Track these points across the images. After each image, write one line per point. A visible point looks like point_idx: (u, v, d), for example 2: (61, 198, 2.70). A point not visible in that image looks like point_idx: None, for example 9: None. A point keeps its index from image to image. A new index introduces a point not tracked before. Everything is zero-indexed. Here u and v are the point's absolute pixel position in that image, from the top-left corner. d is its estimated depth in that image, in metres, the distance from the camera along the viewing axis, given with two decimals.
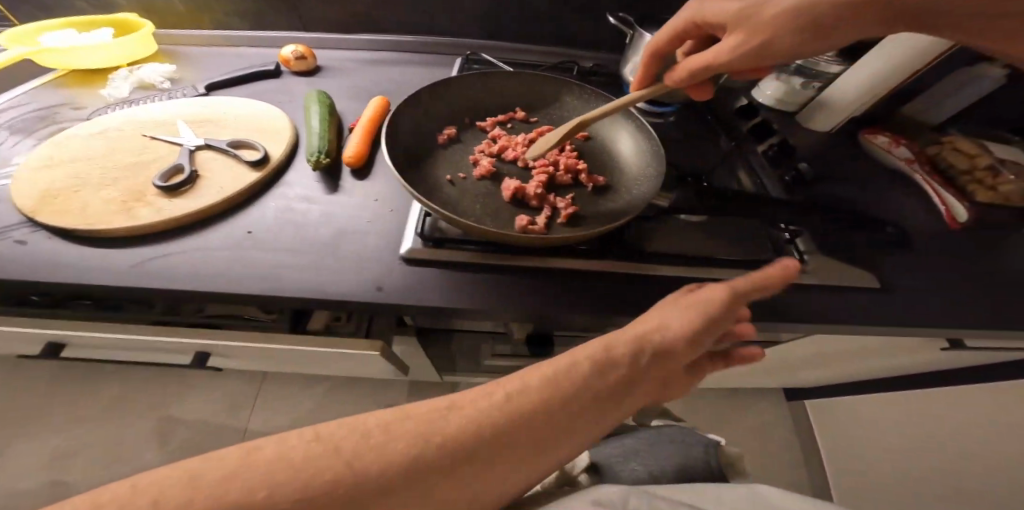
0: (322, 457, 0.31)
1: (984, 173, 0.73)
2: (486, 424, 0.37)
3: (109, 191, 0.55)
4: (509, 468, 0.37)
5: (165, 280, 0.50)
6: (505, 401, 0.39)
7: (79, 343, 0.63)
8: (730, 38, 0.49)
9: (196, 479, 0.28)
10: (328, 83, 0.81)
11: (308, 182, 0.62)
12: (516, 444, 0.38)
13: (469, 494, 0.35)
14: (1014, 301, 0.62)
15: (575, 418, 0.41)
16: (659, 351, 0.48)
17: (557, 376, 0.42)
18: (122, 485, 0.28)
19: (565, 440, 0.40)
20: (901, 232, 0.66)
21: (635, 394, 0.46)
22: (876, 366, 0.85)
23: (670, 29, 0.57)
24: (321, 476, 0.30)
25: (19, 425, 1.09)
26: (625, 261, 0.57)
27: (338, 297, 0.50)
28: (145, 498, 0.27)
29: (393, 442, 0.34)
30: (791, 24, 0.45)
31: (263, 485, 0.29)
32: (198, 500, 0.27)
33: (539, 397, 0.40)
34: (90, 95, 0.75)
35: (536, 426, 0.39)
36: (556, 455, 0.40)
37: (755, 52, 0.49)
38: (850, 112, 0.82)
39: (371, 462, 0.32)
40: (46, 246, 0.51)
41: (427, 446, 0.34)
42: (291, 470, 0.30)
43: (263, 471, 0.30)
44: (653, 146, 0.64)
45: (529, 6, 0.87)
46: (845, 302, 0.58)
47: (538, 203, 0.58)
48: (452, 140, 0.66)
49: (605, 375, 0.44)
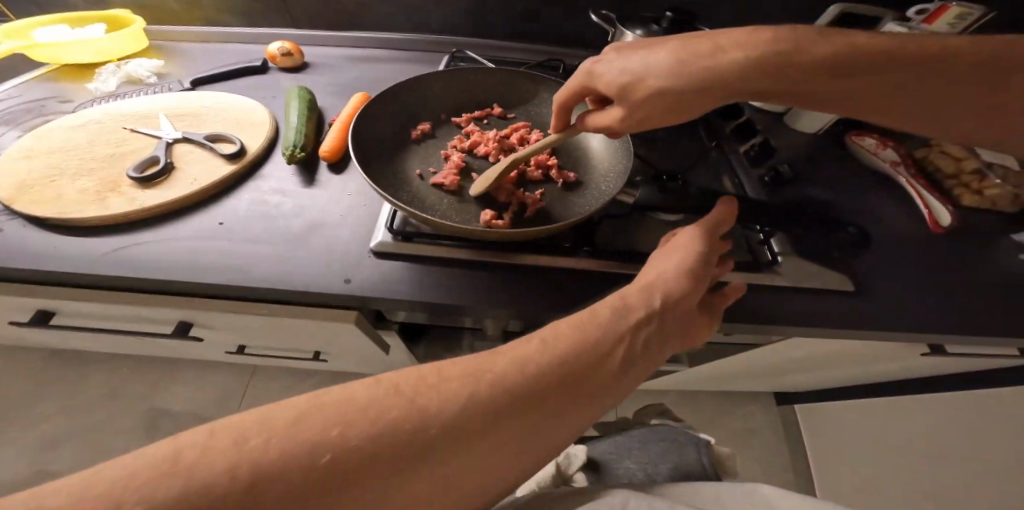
0: (387, 398, 0.29)
1: (970, 177, 0.76)
2: (532, 364, 0.35)
3: (84, 181, 0.56)
4: (553, 415, 0.34)
5: (136, 269, 0.51)
6: (546, 344, 0.37)
7: (68, 313, 0.60)
8: (626, 106, 0.49)
9: (272, 421, 0.27)
10: (314, 79, 0.82)
11: (283, 175, 0.63)
12: (533, 405, 0.33)
13: (510, 441, 0.32)
14: (1003, 307, 0.62)
15: (613, 364, 0.38)
16: (672, 295, 0.46)
17: (584, 322, 0.40)
18: (200, 429, 0.26)
19: (606, 388, 0.37)
20: (863, 231, 0.63)
21: (657, 341, 0.43)
22: (863, 370, 0.84)
23: (568, 90, 0.53)
24: (389, 415, 0.29)
25: (15, 415, 1.11)
26: (598, 259, 0.55)
27: (305, 289, 0.51)
28: (226, 438, 0.25)
29: (448, 382, 0.32)
30: (679, 98, 0.46)
31: (337, 424, 0.27)
32: (276, 439, 0.25)
33: (574, 340, 0.38)
34: (79, 89, 0.76)
35: (553, 382, 0.35)
36: (577, 412, 0.36)
37: (650, 121, 0.49)
38: (837, 114, 0.82)
39: (431, 401, 0.30)
40: (20, 234, 0.52)
41: (482, 387, 0.32)
42: (357, 412, 0.28)
43: (334, 411, 0.28)
44: (625, 143, 0.64)
45: (516, 4, 0.87)
46: (819, 303, 0.58)
47: (507, 198, 0.59)
48: (426, 136, 0.67)
49: (626, 318, 0.42)
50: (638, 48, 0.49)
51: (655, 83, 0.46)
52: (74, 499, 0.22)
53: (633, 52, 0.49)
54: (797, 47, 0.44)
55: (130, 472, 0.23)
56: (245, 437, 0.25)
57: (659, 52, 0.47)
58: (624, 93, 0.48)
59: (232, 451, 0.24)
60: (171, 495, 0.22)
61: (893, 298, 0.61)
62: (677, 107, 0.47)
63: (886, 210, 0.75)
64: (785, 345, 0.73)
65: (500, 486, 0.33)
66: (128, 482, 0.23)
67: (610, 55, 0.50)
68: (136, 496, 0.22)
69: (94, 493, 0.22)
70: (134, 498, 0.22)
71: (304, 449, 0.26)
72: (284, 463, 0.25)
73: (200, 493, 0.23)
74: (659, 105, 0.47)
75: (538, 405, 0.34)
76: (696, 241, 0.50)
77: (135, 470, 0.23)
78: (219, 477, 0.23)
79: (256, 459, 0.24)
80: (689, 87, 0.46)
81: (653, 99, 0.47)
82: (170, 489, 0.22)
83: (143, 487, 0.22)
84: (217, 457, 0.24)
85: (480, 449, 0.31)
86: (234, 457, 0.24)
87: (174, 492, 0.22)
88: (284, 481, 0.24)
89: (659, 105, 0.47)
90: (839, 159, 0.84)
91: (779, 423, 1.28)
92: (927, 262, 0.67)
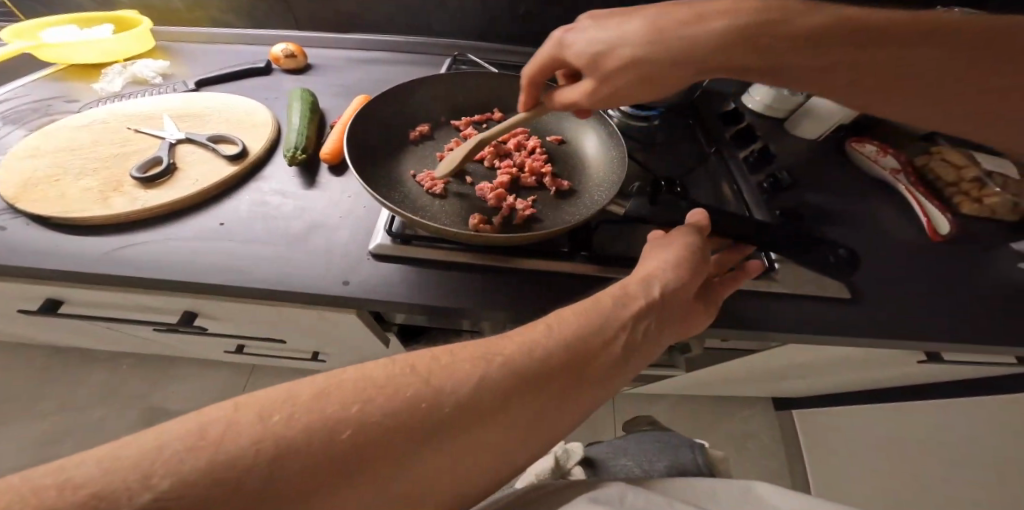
0: (401, 377, 0.30)
1: (970, 185, 0.76)
2: (539, 348, 0.35)
3: (88, 180, 0.57)
4: (558, 400, 0.34)
5: (136, 268, 0.51)
6: (551, 329, 0.37)
7: (79, 301, 0.62)
8: (597, 77, 0.48)
9: (295, 396, 0.27)
10: (316, 81, 0.82)
11: (284, 177, 0.63)
12: (539, 386, 0.34)
13: (517, 425, 0.32)
14: (999, 315, 0.62)
15: (616, 351, 0.39)
16: (675, 283, 0.46)
17: (587, 308, 0.40)
18: (225, 404, 0.26)
19: (609, 375, 0.38)
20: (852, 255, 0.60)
21: (660, 327, 0.43)
22: (860, 376, 0.84)
23: (538, 62, 0.53)
24: (404, 393, 0.29)
25: (18, 410, 1.12)
26: (595, 264, 0.55)
27: (304, 290, 0.51)
28: (250, 412, 0.26)
29: (459, 363, 0.32)
30: (654, 66, 0.46)
31: (356, 401, 0.28)
32: (298, 415, 0.26)
33: (578, 326, 0.38)
34: (85, 89, 0.77)
35: (557, 364, 0.35)
36: (581, 396, 0.36)
37: (623, 94, 0.48)
38: (838, 120, 0.83)
39: (444, 382, 0.31)
40: (25, 232, 0.53)
41: (492, 368, 0.33)
42: (374, 389, 0.29)
43: (352, 389, 0.28)
44: (619, 151, 0.65)
45: (518, 8, 0.87)
46: (815, 310, 0.59)
47: (499, 203, 0.59)
48: (424, 138, 0.68)
49: (630, 304, 0.42)
50: (612, 17, 0.48)
51: (628, 51, 0.46)
52: (109, 470, 0.22)
53: (609, 22, 0.48)
54: (785, 15, 0.42)
55: (158, 446, 0.23)
56: (268, 413, 0.26)
57: (632, 21, 0.46)
58: (597, 61, 0.47)
59: (257, 424, 0.25)
60: (198, 467, 0.23)
61: (889, 305, 0.61)
62: (654, 74, 0.46)
63: (884, 217, 0.75)
64: (781, 350, 0.73)
65: (507, 472, 0.32)
66: (158, 453, 0.23)
67: (585, 23, 0.49)
68: (165, 468, 0.22)
69: (125, 464, 0.22)
70: (162, 470, 0.22)
71: (324, 426, 0.26)
72: (306, 436, 0.25)
73: (228, 464, 0.23)
74: (630, 77, 0.47)
75: (544, 389, 0.34)
76: (696, 231, 0.51)
77: (165, 442, 0.23)
78: (245, 449, 0.24)
79: (281, 433, 0.25)
80: (665, 54, 0.45)
81: (625, 68, 0.46)
82: (197, 462, 0.23)
83: (173, 458, 0.23)
84: (242, 431, 0.24)
85: (489, 431, 0.31)
86: (258, 431, 0.25)
87: (201, 464, 0.23)
88: (304, 457, 0.25)
89: (635, 72, 0.46)
90: (837, 165, 0.84)
91: (776, 428, 1.28)
92: (925, 270, 0.67)
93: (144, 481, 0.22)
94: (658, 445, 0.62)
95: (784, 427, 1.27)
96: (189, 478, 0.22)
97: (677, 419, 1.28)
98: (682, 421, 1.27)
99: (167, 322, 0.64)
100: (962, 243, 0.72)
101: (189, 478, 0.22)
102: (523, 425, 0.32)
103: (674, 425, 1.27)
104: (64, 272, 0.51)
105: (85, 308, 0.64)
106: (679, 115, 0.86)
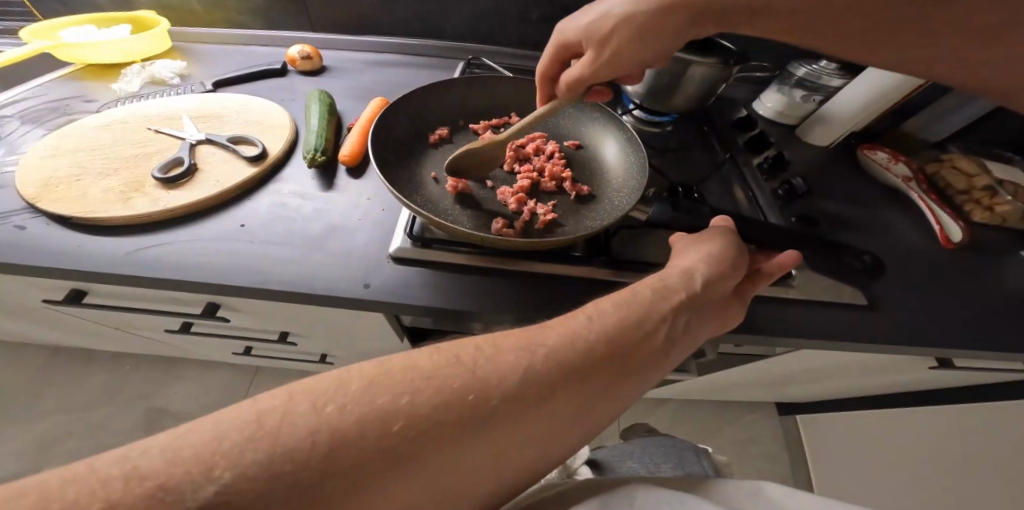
0: (446, 370, 0.32)
1: (982, 193, 0.76)
2: (580, 341, 0.36)
3: (109, 181, 0.58)
4: (601, 393, 0.36)
5: (161, 270, 0.51)
6: (591, 321, 0.39)
7: (102, 292, 0.62)
8: (595, 44, 0.52)
9: (347, 386, 0.29)
10: (332, 83, 0.83)
11: (302, 178, 0.64)
12: (579, 377, 0.35)
13: (562, 416, 0.33)
14: (1014, 326, 0.62)
15: (655, 344, 0.40)
16: (710, 279, 0.47)
17: (627, 301, 0.42)
18: (277, 395, 0.28)
19: (649, 368, 0.39)
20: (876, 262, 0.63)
21: (695, 321, 0.44)
22: (869, 383, 0.84)
23: (544, 56, 0.58)
24: (452, 384, 0.31)
25: (26, 408, 1.13)
26: (613, 269, 0.55)
27: (326, 292, 0.52)
28: (304, 402, 0.28)
29: (505, 355, 0.34)
30: (651, 19, 0.49)
31: (405, 393, 0.29)
32: (350, 406, 0.28)
33: (619, 318, 0.40)
34: (102, 89, 0.78)
35: (600, 354, 0.37)
36: (625, 387, 0.37)
37: (632, 52, 0.52)
38: (849, 128, 0.83)
39: (490, 374, 0.32)
40: (46, 232, 0.54)
41: (537, 360, 0.34)
42: (422, 381, 0.30)
43: (400, 380, 0.30)
44: (640, 156, 0.65)
45: (532, 12, 0.88)
46: (830, 317, 0.59)
47: (520, 207, 0.59)
48: (443, 141, 0.68)
49: (668, 299, 0.44)
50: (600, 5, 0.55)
51: (620, 10, 0.50)
52: (172, 460, 0.24)
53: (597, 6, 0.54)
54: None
55: (218, 436, 0.26)
56: (322, 404, 0.28)
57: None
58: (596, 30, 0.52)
59: (312, 414, 0.27)
60: (257, 461, 0.25)
61: (904, 313, 0.62)
62: (648, 27, 0.49)
63: (897, 225, 0.75)
64: (791, 355, 0.74)
65: (552, 458, 0.34)
66: (218, 444, 0.25)
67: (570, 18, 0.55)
68: (225, 460, 0.24)
69: (187, 456, 0.24)
70: (223, 463, 0.24)
71: (376, 416, 0.28)
72: (359, 427, 0.27)
73: (286, 457, 0.25)
74: (629, 33, 0.50)
75: (586, 381, 0.35)
76: (729, 231, 0.53)
77: (222, 435, 0.26)
78: (301, 441, 0.26)
79: (333, 424, 0.27)
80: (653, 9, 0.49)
81: (623, 26, 0.50)
82: (255, 456, 0.25)
83: (232, 450, 0.25)
84: (298, 422, 0.26)
85: (538, 420, 0.32)
86: (313, 421, 0.27)
87: (259, 458, 0.25)
88: (360, 447, 0.27)
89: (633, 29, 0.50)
90: (850, 171, 0.84)
91: (781, 432, 1.28)
92: (939, 278, 0.67)
93: (206, 474, 0.24)
94: (664, 448, 0.63)
95: (788, 431, 1.27)
96: (248, 471, 0.24)
97: (681, 422, 1.27)
98: (687, 425, 1.27)
99: (192, 314, 0.64)
100: (976, 251, 0.72)
101: (248, 473, 0.24)
102: (568, 415, 0.34)
103: (678, 429, 1.27)
104: (88, 269, 0.51)
105: (109, 299, 0.63)
106: (693, 121, 0.87)
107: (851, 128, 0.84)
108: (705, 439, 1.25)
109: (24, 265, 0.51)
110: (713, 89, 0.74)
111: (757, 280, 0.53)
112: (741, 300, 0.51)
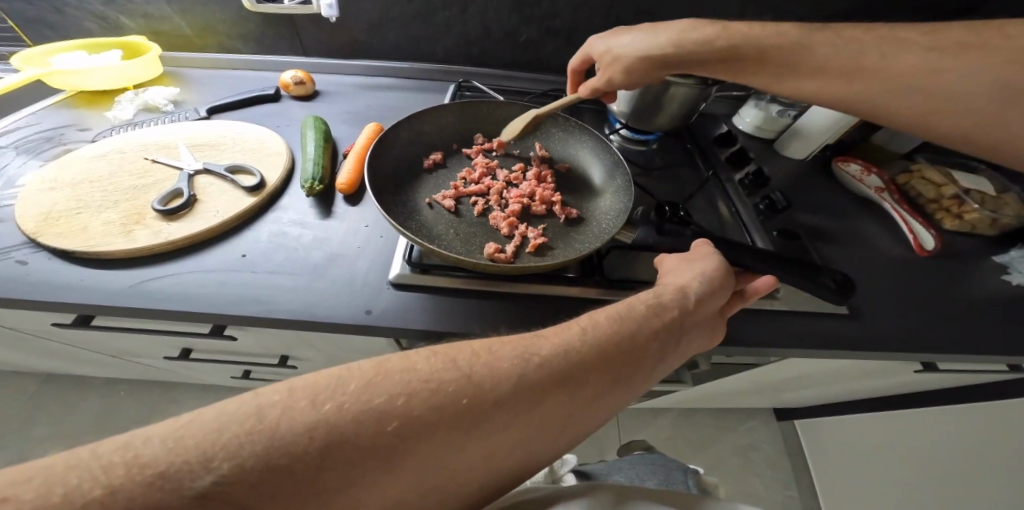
0: (443, 373, 0.33)
1: (950, 202, 0.79)
2: (572, 350, 0.38)
3: (109, 214, 0.58)
4: (589, 400, 0.38)
5: (163, 302, 0.52)
6: (586, 332, 0.40)
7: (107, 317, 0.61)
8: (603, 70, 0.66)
9: (344, 385, 0.30)
10: (328, 107, 0.85)
11: (302, 207, 0.66)
12: (571, 384, 0.37)
13: (552, 421, 0.36)
14: (987, 327, 0.66)
15: (645, 358, 0.42)
16: (701, 296, 0.50)
17: (621, 314, 0.44)
18: (278, 389, 0.30)
19: (636, 376, 0.41)
20: (845, 279, 0.60)
21: (684, 339, 0.47)
22: (856, 388, 0.89)
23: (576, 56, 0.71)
24: (449, 388, 0.32)
25: (10, 439, 1.10)
26: (607, 292, 0.58)
27: (327, 319, 0.53)
28: (304, 398, 0.29)
29: (502, 361, 0.35)
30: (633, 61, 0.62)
31: (401, 394, 0.31)
32: (348, 404, 0.29)
33: (613, 331, 0.42)
34: (96, 117, 0.79)
35: (590, 362, 0.38)
36: (611, 399, 0.39)
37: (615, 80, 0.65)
38: (822, 142, 0.86)
39: (484, 378, 0.34)
40: (46, 267, 0.54)
41: (532, 368, 0.36)
42: (420, 383, 0.32)
43: (397, 381, 0.32)
44: (626, 183, 0.68)
45: (520, 35, 0.91)
46: (813, 326, 0.62)
47: (512, 231, 0.62)
48: (438, 165, 0.71)
49: (661, 316, 0.46)
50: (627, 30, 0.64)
51: (620, 51, 0.63)
52: (173, 450, 0.26)
53: (622, 32, 0.64)
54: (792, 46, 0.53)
55: (219, 426, 0.27)
56: (320, 401, 0.29)
57: (630, 33, 0.63)
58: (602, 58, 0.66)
59: (311, 411, 0.29)
60: (254, 453, 0.26)
61: (884, 319, 0.65)
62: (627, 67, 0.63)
63: (872, 233, 0.79)
64: (784, 362, 0.76)
65: (544, 457, 0.37)
66: (218, 436, 0.27)
67: (603, 35, 0.67)
68: (224, 452, 0.26)
69: (187, 446, 0.26)
70: (220, 455, 0.26)
71: (373, 416, 0.29)
72: (354, 426, 0.29)
73: (282, 452, 0.27)
74: (617, 69, 0.64)
75: (577, 390, 0.37)
76: (716, 251, 0.56)
77: (223, 426, 0.27)
78: (298, 436, 0.27)
79: (330, 420, 0.28)
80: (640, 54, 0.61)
81: (615, 62, 0.64)
82: (253, 448, 0.26)
83: (231, 443, 0.26)
84: (295, 417, 0.28)
85: (530, 422, 0.34)
86: (311, 417, 0.28)
87: (256, 451, 0.26)
88: (356, 440, 0.28)
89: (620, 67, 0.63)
90: (827, 182, 0.88)
91: (778, 436, 1.31)
92: (915, 283, 0.71)
93: (204, 464, 0.25)
94: (653, 466, 0.64)
95: (786, 438, 1.29)
96: (244, 463, 0.26)
97: (680, 432, 1.30)
98: (684, 433, 1.30)
99: (199, 332, 0.64)
100: (948, 255, 0.76)
101: (244, 465, 0.26)
102: (559, 418, 0.36)
103: (676, 437, 1.29)
104: (92, 305, 0.52)
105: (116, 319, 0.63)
106: (678, 138, 0.90)
107: (824, 141, 0.87)
108: (703, 447, 1.28)
109: (28, 301, 0.52)
110: (698, 108, 0.77)
111: (739, 297, 0.56)
112: (724, 315, 0.54)
